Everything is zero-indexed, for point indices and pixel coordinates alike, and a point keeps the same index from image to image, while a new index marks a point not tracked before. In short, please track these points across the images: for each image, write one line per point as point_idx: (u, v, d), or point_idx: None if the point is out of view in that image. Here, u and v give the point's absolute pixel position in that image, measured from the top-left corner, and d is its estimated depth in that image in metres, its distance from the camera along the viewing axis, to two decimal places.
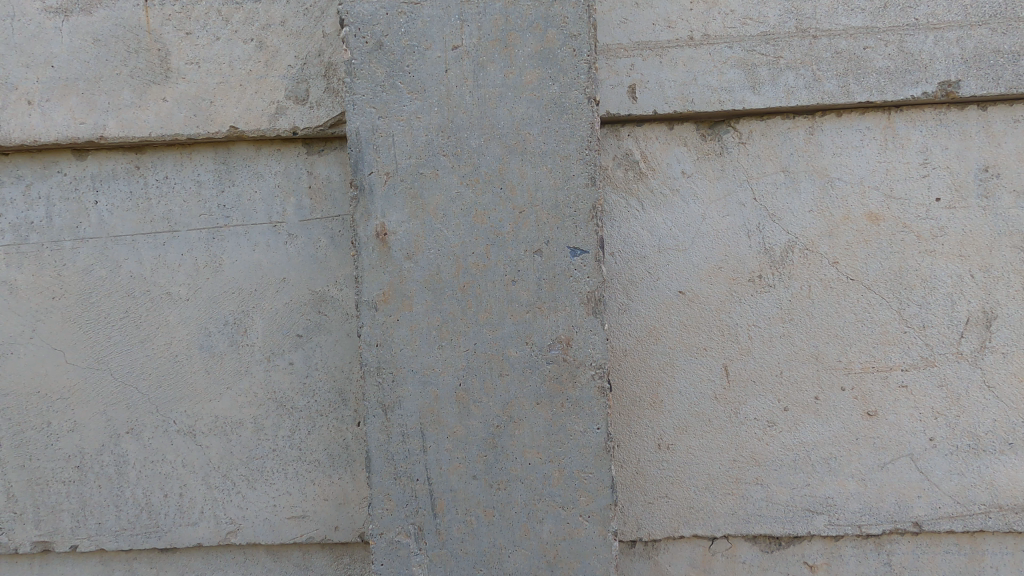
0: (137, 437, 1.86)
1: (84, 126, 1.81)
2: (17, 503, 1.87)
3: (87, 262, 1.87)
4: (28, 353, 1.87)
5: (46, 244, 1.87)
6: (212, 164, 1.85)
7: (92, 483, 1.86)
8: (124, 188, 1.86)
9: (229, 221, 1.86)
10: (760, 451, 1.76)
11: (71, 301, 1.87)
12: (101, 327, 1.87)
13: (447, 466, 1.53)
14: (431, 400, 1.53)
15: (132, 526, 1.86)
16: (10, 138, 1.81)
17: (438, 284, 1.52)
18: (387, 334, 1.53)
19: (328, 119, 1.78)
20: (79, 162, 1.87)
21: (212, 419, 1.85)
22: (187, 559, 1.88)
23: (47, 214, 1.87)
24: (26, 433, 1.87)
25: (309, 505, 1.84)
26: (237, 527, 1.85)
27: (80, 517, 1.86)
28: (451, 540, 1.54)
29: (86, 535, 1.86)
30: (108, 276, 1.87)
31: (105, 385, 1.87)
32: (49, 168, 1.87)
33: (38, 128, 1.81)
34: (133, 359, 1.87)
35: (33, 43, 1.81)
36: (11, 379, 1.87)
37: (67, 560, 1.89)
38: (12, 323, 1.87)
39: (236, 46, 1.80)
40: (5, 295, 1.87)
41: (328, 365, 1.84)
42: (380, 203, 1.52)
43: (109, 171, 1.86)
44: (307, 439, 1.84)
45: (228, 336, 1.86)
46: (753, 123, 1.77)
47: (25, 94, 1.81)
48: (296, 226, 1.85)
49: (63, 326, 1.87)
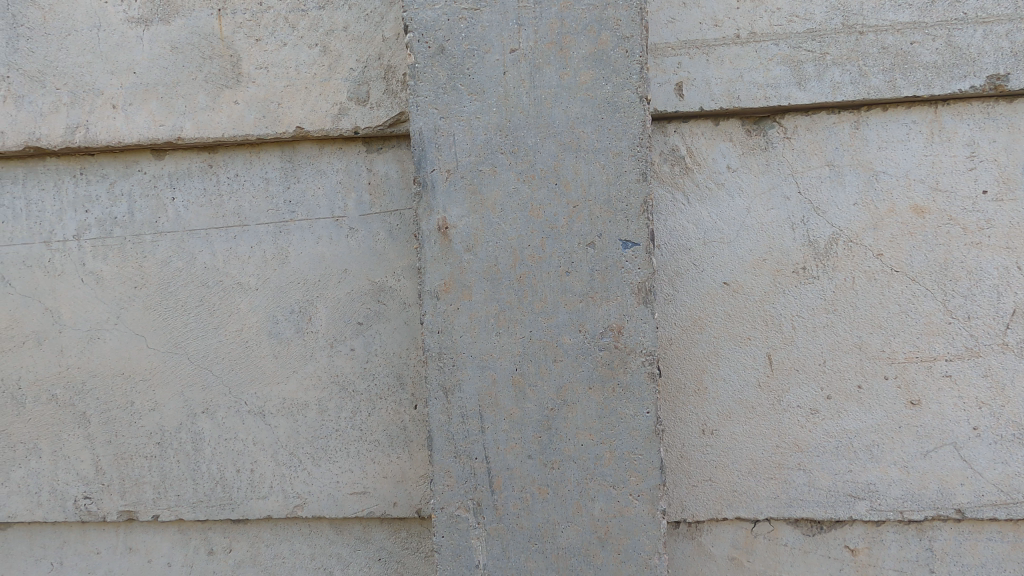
0: (212, 416, 2.01)
1: (163, 127, 1.94)
2: (105, 476, 2.04)
3: (166, 254, 2.02)
4: (113, 337, 2.04)
5: (129, 237, 2.03)
6: (279, 162, 1.98)
7: (172, 458, 2.02)
8: (198, 184, 2.01)
9: (294, 216, 1.98)
10: (802, 438, 1.82)
11: (152, 290, 2.02)
12: (178, 314, 2.02)
13: (504, 446, 1.63)
14: (490, 384, 1.63)
15: (208, 499, 2.01)
16: (97, 139, 1.96)
17: (496, 274, 1.61)
18: (448, 321, 1.63)
19: (387, 119, 1.89)
20: (158, 161, 2.01)
21: (280, 400, 1.99)
22: (257, 530, 2.03)
23: (129, 209, 2.03)
24: (112, 411, 2.04)
25: (370, 481, 1.96)
26: (303, 501, 1.98)
27: (161, 489, 2.03)
28: (507, 515, 1.64)
29: (166, 506, 2.02)
30: (185, 267, 2.02)
31: (183, 367, 2.02)
32: (131, 167, 2.02)
33: (121, 130, 1.95)
34: (207, 343, 2.01)
35: (117, 50, 1.95)
36: (98, 361, 2.04)
37: (149, 528, 2.06)
38: (99, 310, 2.04)
39: (302, 51, 1.91)
40: (92, 284, 2.04)
41: (387, 351, 1.96)
42: (442, 199, 1.62)
43: (184, 169, 2.01)
44: (367, 420, 1.96)
45: (295, 323, 1.99)
46: (798, 118, 1.82)
47: (110, 99, 1.95)
48: (357, 220, 1.96)
49: (145, 312, 2.03)
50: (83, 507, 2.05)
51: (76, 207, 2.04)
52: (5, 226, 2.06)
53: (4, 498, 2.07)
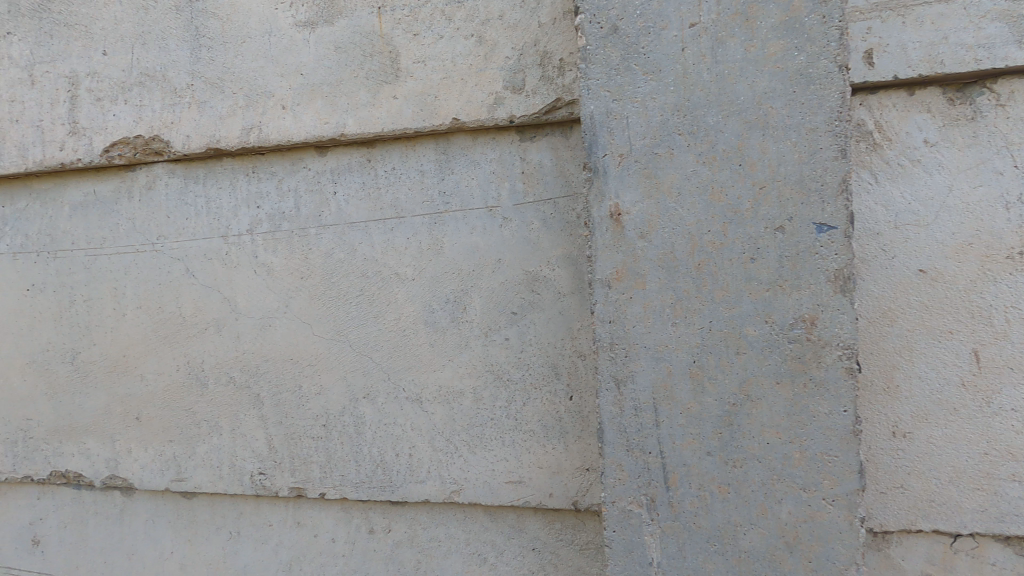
0: (372, 402, 2.10)
1: (328, 125, 2.03)
2: (277, 454, 2.19)
3: (329, 246, 2.12)
4: (283, 325, 2.17)
5: (296, 231, 2.14)
6: (433, 154, 2.01)
7: (336, 440, 2.14)
8: (358, 179, 2.08)
9: (449, 207, 2.01)
10: (1018, 446, 1.61)
11: (317, 281, 2.13)
12: (341, 303, 2.12)
13: (680, 441, 1.56)
14: (665, 376, 1.56)
15: (370, 480, 2.11)
16: (268, 139, 2.08)
17: (672, 262, 1.54)
18: (621, 311, 1.58)
19: (544, 106, 1.86)
20: (321, 157, 2.11)
21: (436, 388, 2.04)
22: (414, 513, 2.11)
23: (296, 204, 2.14)
24: (283, 394, 2.18)
25: (525, 471, 1.97)
26: (460, 487, 2.03)
27: (327, 468, 2.15)
28: (683, 513, 1.57)
29: (332, 485, 2.15)
30: (347, 258, 2.10)
31: (345, 354, 2.12)
32: (296, 164, 2.13)
33: (290, 129, 2.06)
34: (367, 331, 2.09)
35: (286, 54, 2.05)
36: (270, 347, 2.19)
37: (315, 505, 2.20)
38: (271, 300, 2.18)
39: (458, 43, 1.92)
40: (264, 275, 2.18)
41: (541, 342, 1.95)
42: (614, 184, 1.56)
43: (345, 164, 2.09)
44: (522, 410, 1.97)
45: (450, 313, 2.02)
46: (1016, 82, 1.59)
47: (280, 100, 2.07)
48: (510, 210, 1.96)
49: (311, 302, 2.14)
50: (258, 482, 2.22)
51: (249, 203, 2.18)
52: (188, 222, 2.24)
53: (191, 470, 2.28)
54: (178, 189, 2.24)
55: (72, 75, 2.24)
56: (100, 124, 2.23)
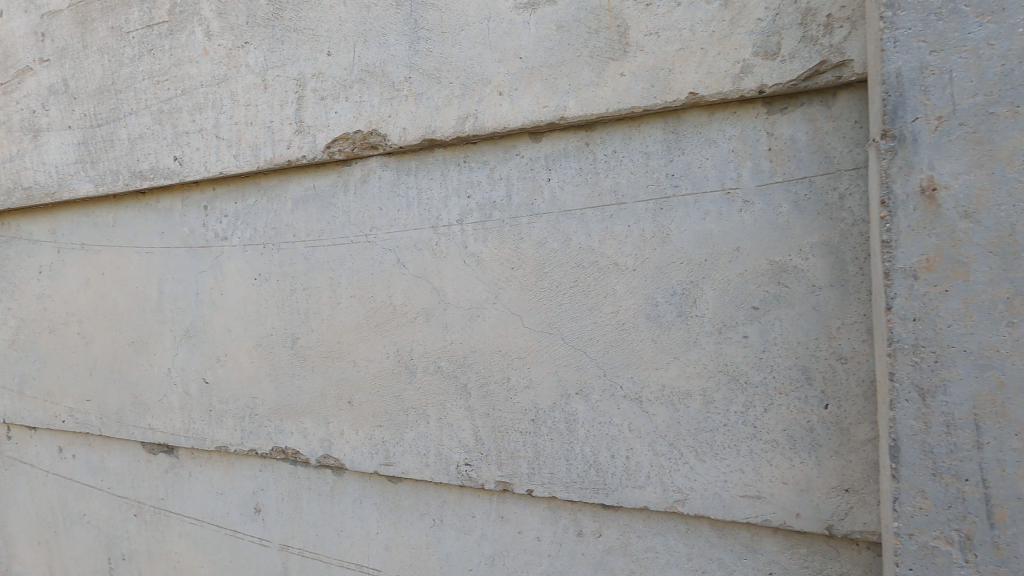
0: (587, 398, 2.01)
1: (548, 109, 1.96)
2: (484, 446, 2.19)
3: (541, 235, 2.05)
4: (491, 316, 2.14)
5: (507, 220, 2.10)
6: (661, 133, 1.86)
7: (546, 436, 2.09)
8: (574, 164, 1.99)
9: (677, 191, 1.84)
10: None
11: (528, 271, 2.07)
12: (553, 295, 2.04)
13: (1014, 469, 1.26)
14: (993, 387, 1.27)
15: (582, 480, 2.04)
16: (484, 127, 2.06)
17: (1011, 248, 1.24)
18: (930, 307, 1.31)
19: (804, 71, 1.63)
20: (535, 144, 2.05)
21: (659, 387, 1.90)
22: (629, 518, 2.01)
23: (507, 193, 2.10)
24: (490, 385, 2.16)
25: (766, 485, 1.77)
26: (685, 497, 1.87)
27: (535, 464, 2.11)
28: (1016, 558, 1.27)
29: (540, 481, 2.10)
30: (560, 248, 2.02)
31: (557, 347, 2.04)
32: (509, 151, 2.09)
33: (508, 116, 2.02)
34: (582, 325, 2.00)
35: (506, 39, 2.02)
36: (478, 338, 2.17)
37: (521, 501, 2.17)
38: (479, 290, 2.16)
39: (699, 9, 1.75)
40: (472, 265, 2.17)
41: (789, 341, 1.73)
42: (927, 152, 1.31)
43: (561, 150, 2.01)
44: (763, 417, 1.76)
45: (677, 307, 1.86)
46: None
47: (498, 86, 2.03)
48: (753, 191, 1.75)
49: (521, 293, 2.09)
50: (464, 473, 2.22)
51: (459, 193, 2.18)
52: (400, 213, 2.28)
53: (398, 455, 2.34)
54: (391, 181, 2.29)
55: (299, 77, 2.38)
56: (322, 121, 2.35)
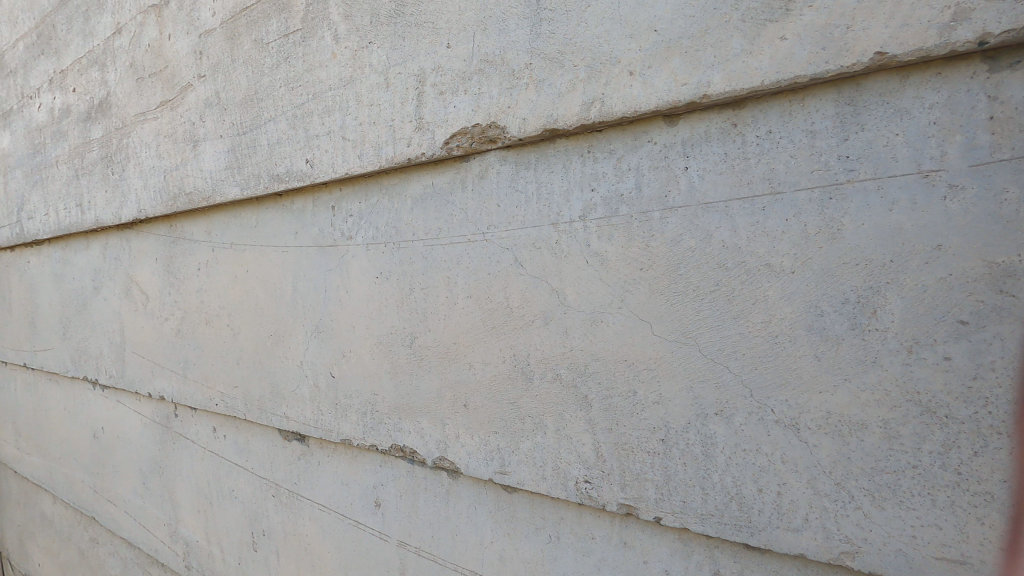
0: (728, 420, 1.74)
1: (687, 87, 1.71)
2: (606, 464, 2.00)
3: (676, 232, 1.81)
4: (616, 322, 1.94)
5: (636, 215, 1.88)
6: (833, 107, 1.55)
7: (678, 459, 1.85)
8: (718, 149, 1.73)
9: (854, 176, 1.53)
10: None
11: (659, 273, 1.84)
12: (689, 300, 1.79)
13: None
14: None
15: (721, 514, 1.77)
16: (612, 113, 1.86)
17: None
18: None
19: None
20: (670, 128, 1.82)
21: (823, 414, 1.59)
22: (778, 564, 1.72)
23: (637, 184, 1.88)
24: (614, 398, 1.96)
25: (972, 549, 1.43)
26: (856, 549, 1.57)
27: (665, 490, 1.88)
28: None
29: (670, 510, 1.87)
30: (699, 246, 1.77)
31: (693, 360, 1.79)
32: (640, 138, 1.88)
33: (639, 98, 1.80)
34: (724, 336, 1.73)
35: (638, 11, 1.79)
36: (601, 346, 1.98)
37: (647, 529, 1.96)
38: (603, 293, 1.96)
39: None
40: (595, 266, 1.97)
41: (1014, 370, 1.36)
42: None
43: (702, 133, 1.76)
44: (972, 463, 1.42)
45: (850, 318, 1.55)
46: None
47: (628, 65, 1.82)
48: (963, 173, 1.40)
49: (651, 297, 1.86)
50: (584, 491, 2.05)
51: (582, 186, 2.00)
52: (519, 210, 2.15)
53: (514, 465, 2.23)
54: (509, 176, 2.17)
55: (419, 73, 2.35)
56: (441, 117, 2.28)
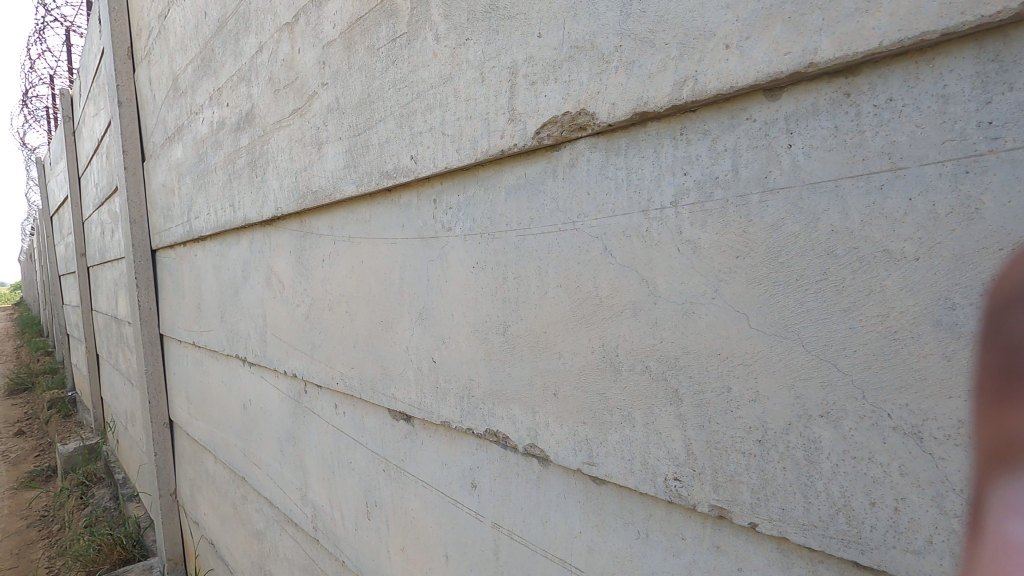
0: (835, 424, 1.57)
1: (790, 56, 1.56)
2: (697, 462, 1.90)
3: (777, 216, 1.66)
4: (710, 313, 1.83)
5: (732, 199, 1.76)
6: (972, 65, 1.33)
7: (777, 463, 1.70)
8: (827, 123, 1.56)
9: (998, 145, 1.30)
10: None
11: (757, 260, 1.70)
12: (792, 290, 1.64)
13: None
14: None
15: (825, 526, 1.60)
16: (706, 91, 1.75)
17: None
18: None
19: None
20: (772, 102, 1.67)
21: (953, 424, 1.37)
22: None
23: (733, 166, 1.75)
24: (707, 394, 1.86)
25: None
26: None
27: (761, 495, 1.74)
28: None
29: (767, 517, 1.73)
30: (804, 231, 1.60)
31: (796, 356, 1.64)
32: (737, 116, 1.75)
33: (736, 72, 1.67)
34: (832, 330, 1.56)
35: None
36: (692, 338, 1.88)
37: (741, 534, 1.83)
38: (696, 283, 1.86)
39: None
40: (688, 254, 1.87)
41: None
42: None
43: (809, 106, 1.59)
44: None
45: None
46: None
47: (724, 38, 1.70)
48: None
49: (748, 287, 1.73)
50: (673, 489, 1.96)
51: (674, 170, 1.90)
52: (609, 197, 2.10)
53: (602, 457, 2.20)
54: (600, 163, 2.13)
55: (513, 65, 2.38)
56: (533, 107, 2.30)
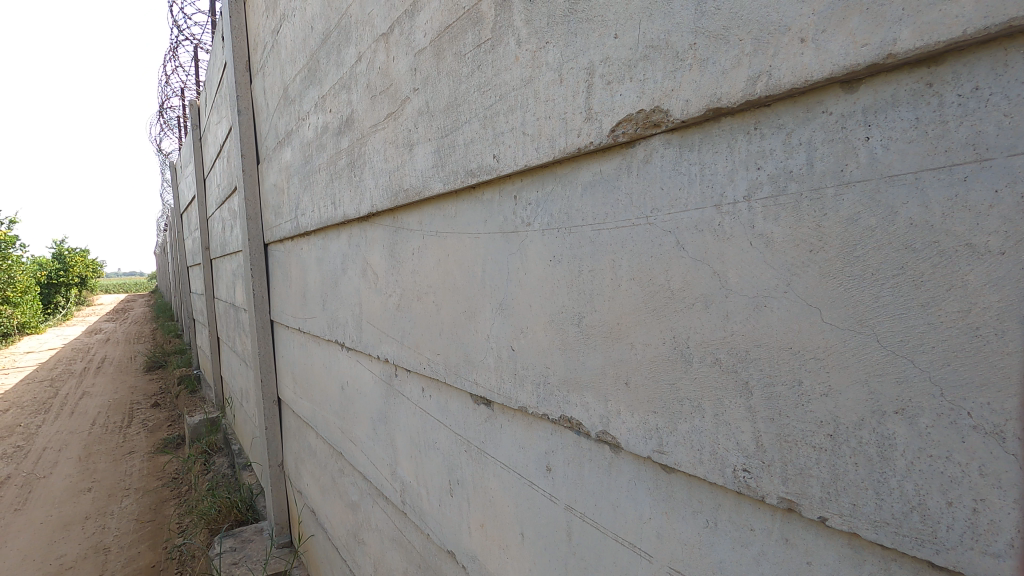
0: (911, 421, 1.55)
1: (868, 47, 1.54)
2: (767, 455, 1.91)
3: (853, 210, 1.64)
4: (782, 307, 1.84)
5: (807, 193, 1.76)
6: None
7: (849, 458, 1.70)
8: (908, 114, 1.53)
9: None
10: None
11: (831, 254, 1.70)
12: (867, 284, 1.62)
13: None
14: None
15: (898, 523, 1.59)
16: (781, 85, 1.76)
17: None
18: None
19: None
20: (849, 95, 1.65)
21: None
22: None
23: (808, 160, 1.75)
24: (777, 387, 1.87)
25: None
26: None
27: (832, 489, 1.74)
28: None
29: (838, 512, 1.72)
30: (881, 225, 1.58)
31: (870, 351, 1.62)
32: (813, 110, 1.74)
33: (811, 66, 1.67)
34: (908, 326, 1.54)
35: None
36: (763, 331, 1.90)
37: (811, 528, 1.83)
38: (768, 277, 1.88)
39: None
40: (760, 248, 1.89)
41: None
42: None
43: (888, 98, 1.57)
44: None
45: None
46: None
47: (799, 32, 1.70)
48: None
49: (821, 281, 1.73)
50: (742, 479, 1.99)
51: (747, 165, 1.92)
52: (682, 193, 2.15)
53: (672, 446, 2.25)
54: (673, 159, 2.17)
55: (590, 65, 2.48)
56: (608, 106, 2.38)
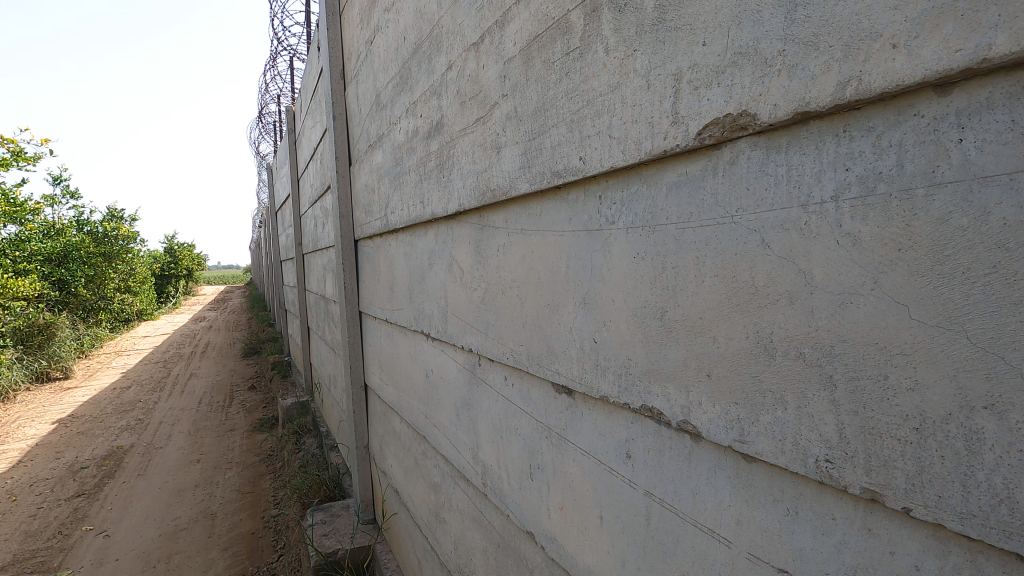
0: (1000, 416, 1.60)
1: (962, 52, 1.59)
2: (851, 447, 1.98)
3: (944, 210, 1.69)
4: (868, 304, 1.90)
5: (896, 194, 1.81)
6: None
7: (935, 451, 1.75)
8: (1004, 117, 1.57)
9: None
10: None
11: (920, 253, 1.75)
12: (957, 283, 1.66)
13: None
14: None
15: (985, 516, 1.63)
16: (872, 89, 1.83)
17: None
18: None
19: None
20: (942, 98, 1.70)
21: None
22: None
23: (898, 162, 1.80)
24: (862, 380, 1.93)
25: None
26: None
27: (917, 481, 1.79)
28: None
29: (923, 503, 1.78)
30: (972, 225, 1.62)
31: (959, 348, 1.66)
32: (904, 113, 1.79)
33: (903, 71, 1.73)
34: (1000, 324, 1.58)
35: None
36: (849, 327, 1.96)
37: (894, 519, 1.89)
38: (855, 275, 1.94)
39: None
40: (848, 246, 1.96)
41: None
42: None
43: (982, 101, 1.61)
44: None
45: None
46: None
47: (891, 38, 1.77)
48: None
49: (910, 279, 1.78)
50: (825, 470, 2.07)
51: (836, 166, 1.99)
52: (768, 193, 2.24)
53: (753, 435, 2.35)
54: (760, 161, 2.26)
55: (677, 72, 2.60)
56: (695, 110, 2.50)
